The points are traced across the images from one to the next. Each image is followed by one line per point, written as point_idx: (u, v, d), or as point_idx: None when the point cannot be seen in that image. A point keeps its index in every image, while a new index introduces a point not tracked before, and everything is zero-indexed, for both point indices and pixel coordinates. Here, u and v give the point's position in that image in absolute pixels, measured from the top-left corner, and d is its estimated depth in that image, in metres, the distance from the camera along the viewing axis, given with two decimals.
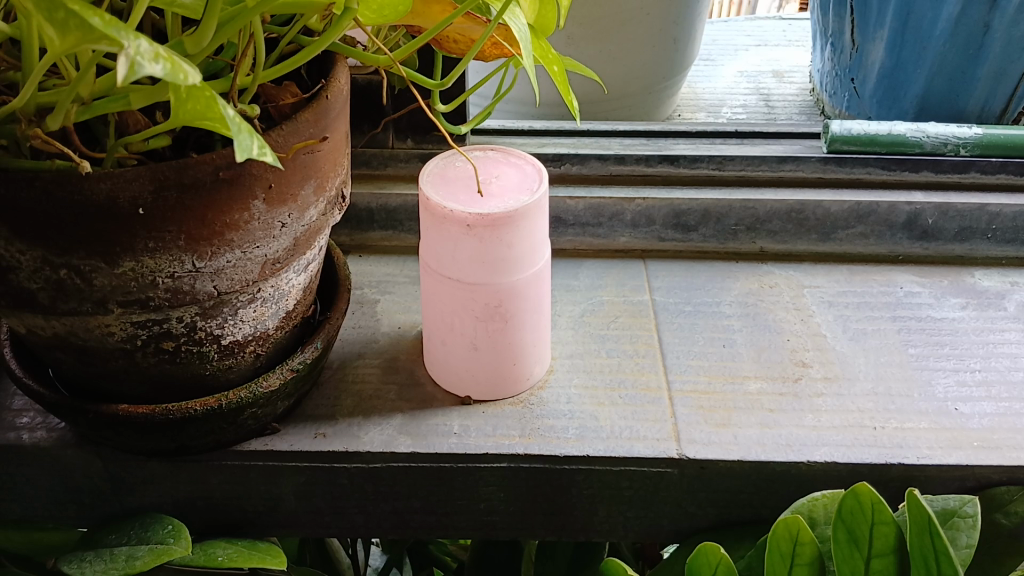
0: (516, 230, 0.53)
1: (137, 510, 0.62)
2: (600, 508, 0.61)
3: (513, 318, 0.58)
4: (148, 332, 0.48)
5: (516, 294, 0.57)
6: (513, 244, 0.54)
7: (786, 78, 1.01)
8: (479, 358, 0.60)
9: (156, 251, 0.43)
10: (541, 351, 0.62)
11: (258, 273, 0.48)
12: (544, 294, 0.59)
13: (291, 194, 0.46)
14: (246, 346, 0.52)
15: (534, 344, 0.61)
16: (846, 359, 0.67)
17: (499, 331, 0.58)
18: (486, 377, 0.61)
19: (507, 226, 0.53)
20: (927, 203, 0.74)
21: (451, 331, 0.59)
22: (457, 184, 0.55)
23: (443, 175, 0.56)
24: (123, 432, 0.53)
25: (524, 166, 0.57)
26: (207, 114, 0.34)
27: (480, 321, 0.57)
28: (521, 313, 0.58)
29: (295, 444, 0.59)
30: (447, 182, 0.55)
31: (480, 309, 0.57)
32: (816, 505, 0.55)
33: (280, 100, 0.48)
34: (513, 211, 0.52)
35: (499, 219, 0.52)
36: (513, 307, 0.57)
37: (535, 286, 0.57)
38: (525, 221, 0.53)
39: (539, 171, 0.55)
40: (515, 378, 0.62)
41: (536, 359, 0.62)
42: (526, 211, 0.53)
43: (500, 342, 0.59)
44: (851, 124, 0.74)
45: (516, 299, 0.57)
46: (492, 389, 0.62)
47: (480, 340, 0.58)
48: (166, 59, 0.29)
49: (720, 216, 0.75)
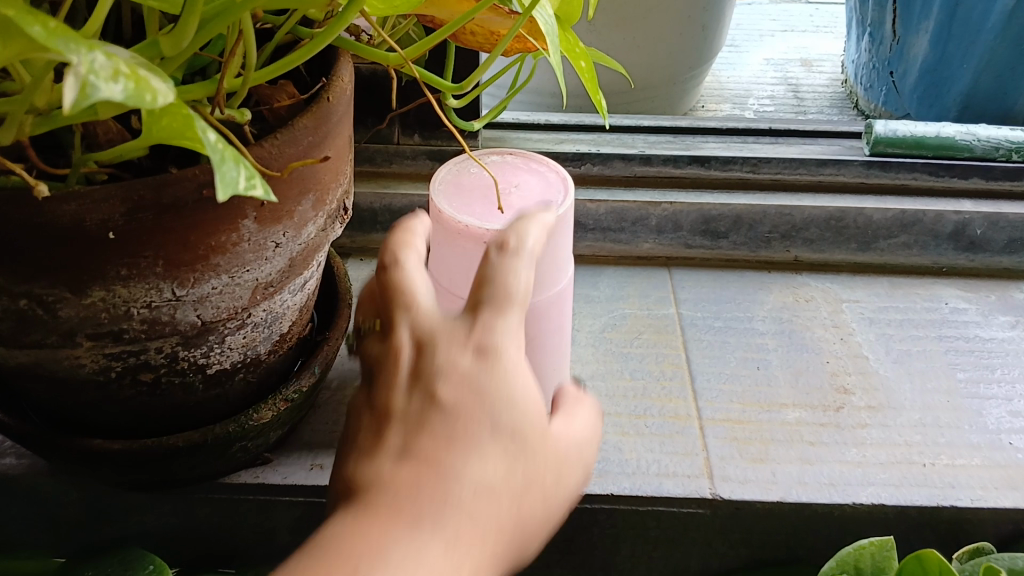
0: (538, 249, 0.48)
1: (119, 539, 0.57)
2: (624, 547, 0.56)
3: (532, 341, 0.52)
4: (124, 363, 0.42)
5: (536, 317, 0.51)
6: (535, 263, 0.48)
7: (815, 67, 0.95)
8: None
9: (129, 278, 0.37)
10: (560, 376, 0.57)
11: (248, 298, 0.43)
12: (565, 316, 0.54)
13: (287, 211, 0.41)
14: (235, 373, 0.47)
15: (554, 368, 0.55)
16: (891, 385, 0.61)
17: None
18: None
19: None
20: (976, 213, 0.68)
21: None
22: (472, 193, 0.49)
23: (456, 184, 0.50)
24: (100, 467, 0.48)
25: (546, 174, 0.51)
26: (187, 133, 0.28)
27: None
28: (540, 337, 0.52)
29: (289, 477, 0.53)
30: (462, 192, 0.49)
31: None
32: (863, 554, 0.51)
33: (276, 100, 0.42)
34: None
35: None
36: (532, 331, 0.51)
37: (557, 308, 0.52)
38: (548, 239, 0.47)
39: (563, 181, 0.50)
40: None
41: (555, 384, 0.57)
42: (550, 227, 0.47)
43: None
44: (896, 124, 0.67)
45: (536, 323, 0.51)
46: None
47: None
48: (130, 75, 0.23)
49: (754, 223, 0.69)
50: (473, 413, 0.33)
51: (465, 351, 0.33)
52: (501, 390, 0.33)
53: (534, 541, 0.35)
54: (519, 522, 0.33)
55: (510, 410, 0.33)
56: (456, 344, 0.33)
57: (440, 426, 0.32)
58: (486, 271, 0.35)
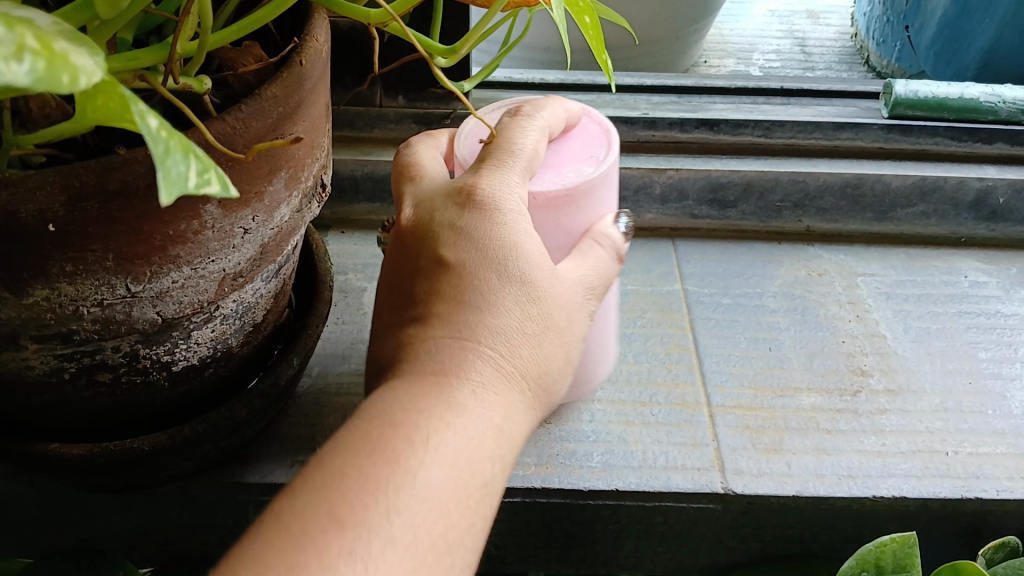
0: (577, 211, 0.42)
1: (86, 540, 0.53)
2: (628, 544, 0.53)
3: None
4: (77, 364, 0.37)
5: None
6: (573, 227, 0.43)
7: (821, 19, 0.89)
8: None
9: (76, 275, 0.33)
10: (592, 352, 0.50)
11: (215, 290, 0.38)
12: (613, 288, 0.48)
13: (256, 192, 0.36)
14: (204, 369, 0.43)
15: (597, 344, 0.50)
16: (910, 367, 0.58)
17: None
18: None
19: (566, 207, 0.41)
20: (1001, 180, 0.63)
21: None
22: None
23: (482, 134, 0.44)
24: (58, 473, 0.43)
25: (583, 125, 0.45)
26: (127, 115, 0.24)
27: None
28: None
29: (268, 475, 0.49)
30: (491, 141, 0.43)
31: None
32: (884, 552, 0.48)
33: (241, 65, 0.37)
34: (575, 189, 0.41)
35: (557, 195, 0.41)
36: None
37: None
38: (588, 200, 0.42)
39: (607, 133, 0.44)
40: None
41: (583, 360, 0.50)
42: (589, 188, 0.41)
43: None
44: (917, 84, 0.63)
45: None
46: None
47: None
48: (41, 49, 0.18)
49: (765, 191, 0.64)
50: (479, 266, 0.36)
51: (469, 209, 0.37)
52: (508, 238, 0.36)
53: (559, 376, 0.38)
54: (543, 359, 0.37)
55: (513, 257, 0.36)
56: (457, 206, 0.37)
57: (457, 283, 0.36)
58: (496, 135, 0.39)
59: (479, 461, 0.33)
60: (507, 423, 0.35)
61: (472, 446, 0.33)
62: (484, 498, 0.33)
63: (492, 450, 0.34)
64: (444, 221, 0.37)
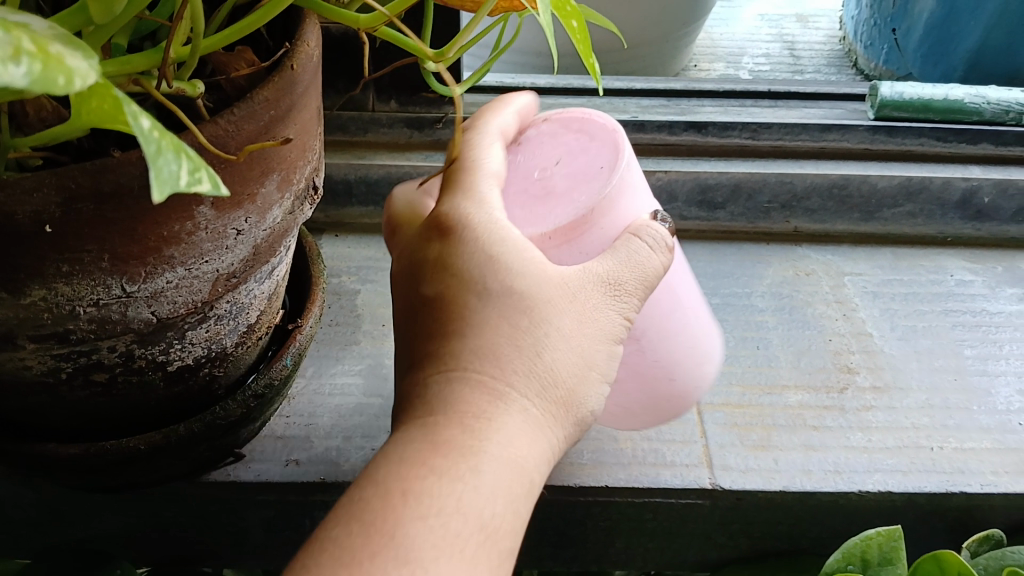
0: (606, 232, 0.41)
1: (82, 540, 0.54)
2: (618, 540, 0.53)
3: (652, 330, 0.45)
4: (73, 364, 0.38)
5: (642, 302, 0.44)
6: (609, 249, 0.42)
7: (811, 23, 0.90)
8: (623, 391, 0.46)
9: (72, 275, 0.33)
10: (681, 355, 0.46)
11: (209, 291, 0.39)
12: (676, 285, 0.46)
13: (248, 194, 0.36)
14: (199, 369, 0.43)
15: (692, 348, 0.46)
16: (897, 364, 0.59)
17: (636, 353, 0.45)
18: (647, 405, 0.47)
19: (593, 226, 0.41)
20: (986, 180, 0.64)
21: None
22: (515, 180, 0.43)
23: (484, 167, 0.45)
24: (54, 472, 0.44)
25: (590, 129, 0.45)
26: (119, 117, 0.24)
27: None
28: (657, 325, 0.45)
29: (262, 473, 0.50)
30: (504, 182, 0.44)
31: None
32: (869, 545, 0.49)
33: (234, 69, 0.38)
34: (589, 211, 0.40)
35: (577, 219, 0.40)
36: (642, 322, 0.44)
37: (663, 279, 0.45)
38: (614, 218, 0.41)
39: (614, 132, 0.44)
40: (653, 400, 0.47)
41: (670, 372, 0.46)
42: (607, 207, 0.41)
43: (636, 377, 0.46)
44: (902, 86, 0.63)
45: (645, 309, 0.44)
46: (633, 411, 0.48)
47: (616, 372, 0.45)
48: (36, 53, 0.19)
49: (752, 192, 0.65)
50: (458, 298, 0.36)
51: (444, 239, 0.38)
52: (482, 259, 0.36)
53: (572, 389, 0.37)
54: (541, 375, 0.36)
55: (490, 278, 0.36)
56: (437, 238, 0.38)
57: (441, 321, 0.37)
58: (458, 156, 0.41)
59: (474, 489, 0.32)
60: (508, 446, 0.34)
61: (464, 480, 0.32)
62: (486, 541, 0.32)
63: (492, 475, 0.33)
64: (427, 257, 0.38)
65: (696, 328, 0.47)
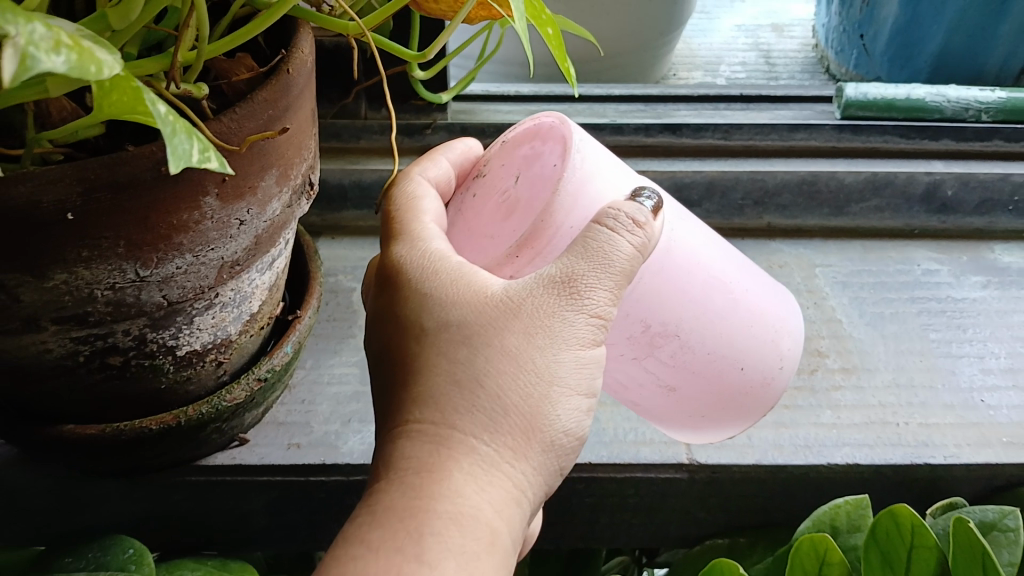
0: (569, 231, 0.42)
1: (95, 527, 0.56)
2: (603, 516, 0.57)
3: (684, 319, 0.46)
4: (91, 347, 0.41)
5: (658, 294, 0.45)
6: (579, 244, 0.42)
7: (785, 32, 0.94)
8: (683, 397, 0.48)
9: (91, 260, 0.37)
10: (739, 336, 0.47)
11: (215, 277, 0.42)
12: (696, 264, 0.46)
13: (250, 186, 0.40)
14: (205, 355, 0.46)
15: (744, 325, 0.47)
16: (864, 348, 0.62)
17: (678, 349, 0.46)
18: (722, 401, 0.49)
19: (551, 233, 0.41)
20: (948, 174, 0.68)
21: (635, 389, 0.49)
22: (489, 205, 0.47)
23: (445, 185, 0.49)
24: (70, 454, 0.47)
25: (546, 129, 0.46)
26: (138, 107, 0.28)
27: (646, 357, 0.46)
28: (687, 314, 0.46)
29: (265, 457, 0.53)
30: (478, 210, 0.47)
31: (640, 336, 0.46)
32: (839, 513, 0.51)
33: (235, 74, 0.41)
34: (543, 217, 0.41)
35: (531, 233, 0.41)
36: (669, 317, 0.45)
37: (670, 258, 0.45)
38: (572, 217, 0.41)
39: (561, 125, 0.45)
40: (732, 396, 0.49)
41: (737, 362, 0.48)
42: (560, 207, 0.41)
43: (694, 372, 0.47)
44: (867, 87, 0.67)
45: (663, 301, 0.45)
46: (720, 415, 0.50)
47: (666, 377, 0.47)
48: (72, 46, 0.23)
49: (726, 189, 0.69)
50: (411, 353, 0.39)
51: (400, 294, 0.41)
52: (430, 311, 0.39)
53: (532, 412, 0.37)
54: (487, 409, 0.37)
55: (436, 328, 0.38)
56: (394, 292, 0.41)
57: (400, 379, 0.39)
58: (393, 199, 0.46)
59: (417, 558, 0.33)
60: (453, 491, 0.35)
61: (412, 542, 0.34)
62: None
63: (434, 525, 0.34)
64: (390, 314, 0.41)
65: (747, 301, 0.48)
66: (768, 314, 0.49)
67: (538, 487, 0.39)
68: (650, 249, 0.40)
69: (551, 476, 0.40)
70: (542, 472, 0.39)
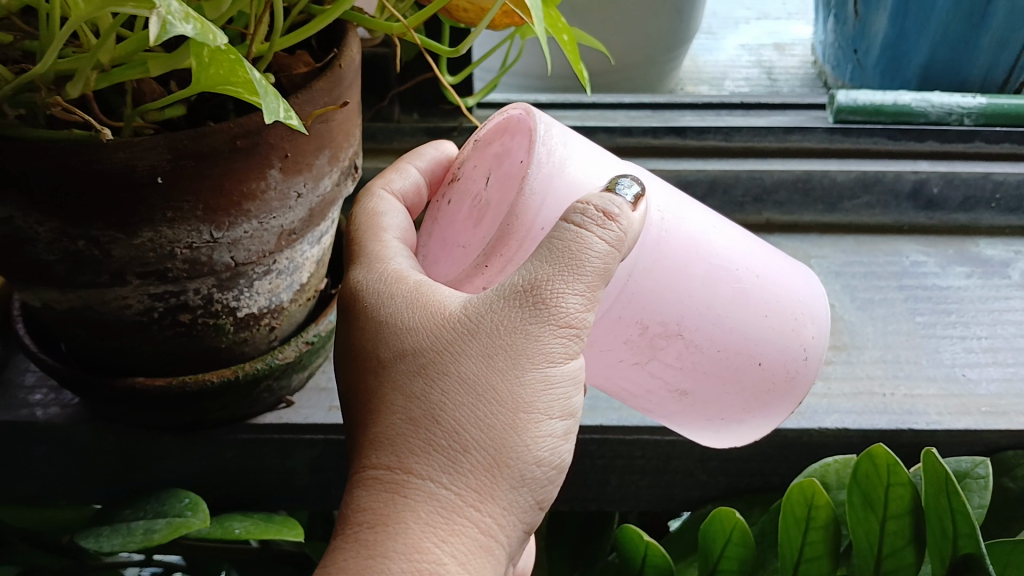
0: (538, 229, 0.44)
1: (152, 483, 0.62)
2: (613, 478, 0.62)
3: (688, 317, 0.49)
4: (165, 304, 0.48)
5: (659, 296, 0.49)
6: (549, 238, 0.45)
7: (787, 51, 1.01)
8: (697, 396, 0.53)
9: (174, 221, 0.43)
10: (758, 327, 0.51)
11: (274, 243, 0.48)
12: (697, 260, 0.49)
13: (307, 163, 0.46)
14: (261, 319, 0.53)
15: (765, 316, 0.51)
16: (855, 329, 0.68)
17: (687, 349, 0.50)
18: (748, 399, 0.53)
19: (517, 239, 0.44)
20: (932, 172, 0.74)
21: (646, 394, 0.53)
22: (461, 211, 0.52)
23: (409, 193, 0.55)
24: (139, 407, 0.53)
25: (515, 122, 0.49)
26: (231, 78, 0.34)
27: (650, 359, 0.51)
28: (691, 315, 0.49)
29: (309, 416, 0.60)
30: (451, 216, 0.52)
31: (644, 339, 0.50)
32: (829, 470, 0.57)
33: (294, 69, 0.48)
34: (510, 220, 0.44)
35: (499, 238, 0.44)
36: (674, 319, 0.49)
37: (664, 255, 0.48)
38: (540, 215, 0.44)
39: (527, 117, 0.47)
40: (751, 390, 0.53)
41: (755, 358, 0.52)
42: (528, 206, 0.44)
43: (700, 370, 0.51)
44: (857, 94, 0.72)
45: (665, 303, 0.49)
46: (739, 412, 0.54)
47: (676, 380, 0.52)
48: (196, 19, 0.29)
49: (727, 187, 0.75)
50: (378, 394, 0.42)
51: (370, 331, 0.44)
52: (395, 348, 0.42)
53: (495, 445, 0.40)
54: (446, 447, 0.40)
55: (397, 369, 0.42)
56: (365, 316, 0.45)
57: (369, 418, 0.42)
58: (358, 220, 0.52)
59: None
60: (416, 534, 0.38)
61: None
62: None
63: (395, 571, 0.37)
64: (361, 352, 0.44)
65: (760, 291, 0.51)
66: (787, 304, 0.52)
67: (509, 523, 0.41)
68: (629, 242, 0.41)
69: (526, 511, 0.42)
70: (512, 508, 0.41)
